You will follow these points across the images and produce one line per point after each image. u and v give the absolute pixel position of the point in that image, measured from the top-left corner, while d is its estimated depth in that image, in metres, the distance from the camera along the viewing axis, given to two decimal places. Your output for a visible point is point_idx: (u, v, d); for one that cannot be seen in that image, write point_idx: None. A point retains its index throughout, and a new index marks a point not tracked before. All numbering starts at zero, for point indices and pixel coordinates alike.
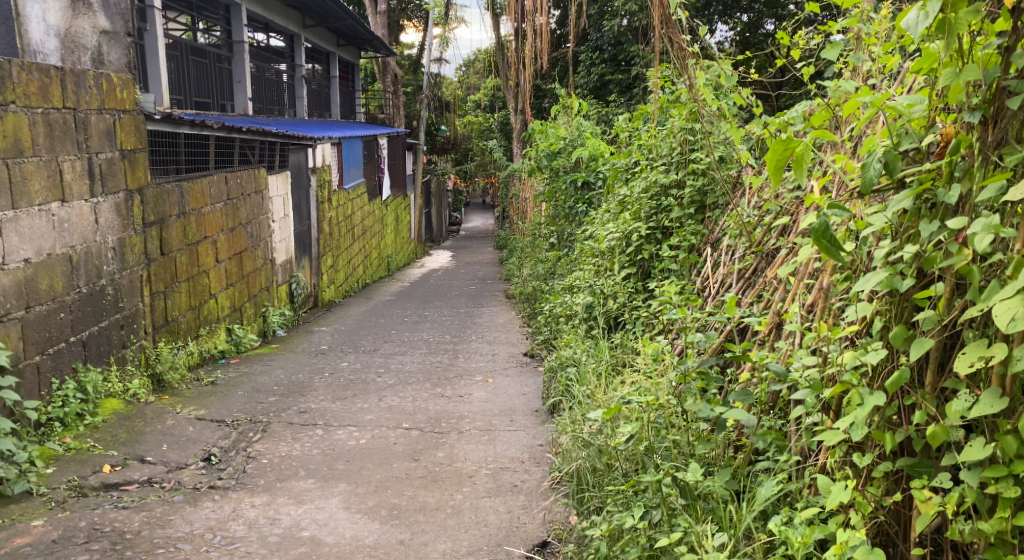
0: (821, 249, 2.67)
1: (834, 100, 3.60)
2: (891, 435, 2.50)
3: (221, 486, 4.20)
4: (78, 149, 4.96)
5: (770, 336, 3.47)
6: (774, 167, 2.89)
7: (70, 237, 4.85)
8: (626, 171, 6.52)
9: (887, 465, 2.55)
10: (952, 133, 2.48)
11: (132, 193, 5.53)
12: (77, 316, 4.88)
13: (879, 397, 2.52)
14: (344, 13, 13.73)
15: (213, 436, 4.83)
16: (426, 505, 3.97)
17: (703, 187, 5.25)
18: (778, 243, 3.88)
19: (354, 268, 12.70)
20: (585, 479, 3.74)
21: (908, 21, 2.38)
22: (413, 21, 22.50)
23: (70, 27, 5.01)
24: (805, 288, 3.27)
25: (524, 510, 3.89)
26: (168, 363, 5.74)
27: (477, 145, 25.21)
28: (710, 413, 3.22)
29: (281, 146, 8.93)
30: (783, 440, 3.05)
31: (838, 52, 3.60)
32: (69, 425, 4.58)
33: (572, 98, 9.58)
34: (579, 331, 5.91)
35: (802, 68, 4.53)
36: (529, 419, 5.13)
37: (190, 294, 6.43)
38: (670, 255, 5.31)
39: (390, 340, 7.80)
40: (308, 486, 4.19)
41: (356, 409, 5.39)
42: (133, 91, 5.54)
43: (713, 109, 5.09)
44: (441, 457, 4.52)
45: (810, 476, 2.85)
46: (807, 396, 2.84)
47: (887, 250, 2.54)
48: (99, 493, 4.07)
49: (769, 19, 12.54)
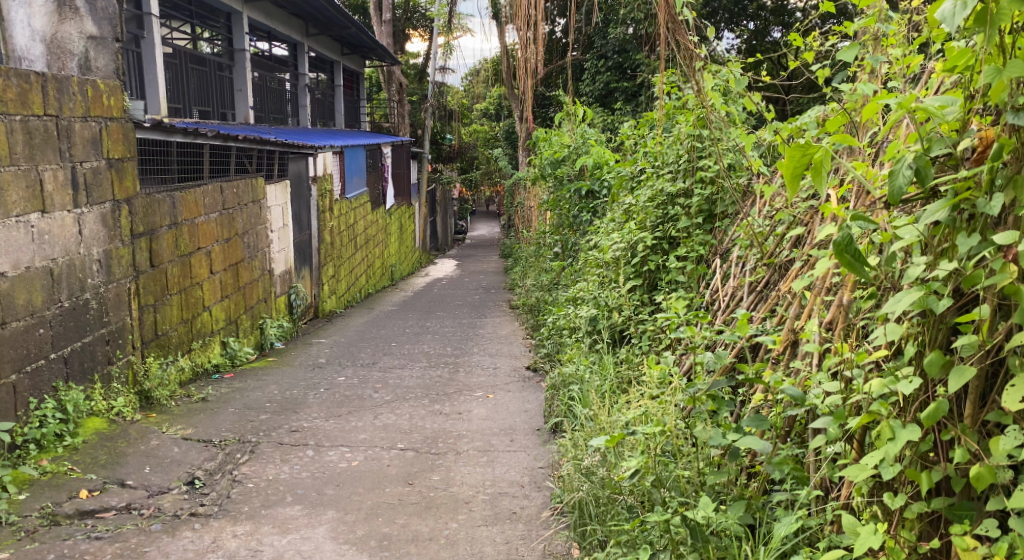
0: (845, 265, 2.46)
1: (852, 104, 3.38)
2: (927, 474, 2.29)
3: (202, 514, 3.98)
4: (61, 157, 4.74)
5: (785, 355, 3.23)
6: (791, 176, 2.66)
7: (51, 249, 4.63)
8: (632, 179, 6.28)
9: (921, 506, 2.33)
10: (993, 137, 2.26)
11: (119, 203, 5.31)
12: (58, 332, 4.65)
13: (913, 431, 2.30)
14: (347, 22, 13.53)
15: (199, 458, 4.60)
16: (419, 534, 3.75)
17: (711, 196, 5.03)
18: (793, 254, 3.67)
19: (354, 279, 12.30)
20: (587, 510, 3.50)
21: (944, 11, 2.15)
22: (419, 30, 22.40)
23: (56, 32, 4.80)
24: (823, 305, 3.06)
25: (522, 541, 3.66)
26: (156, 381, 5.53)
27: (482, 153, 25.02)
28: (721, 441, 2.96)
29: (280, 154, 8.74)
30: (802, 471, 2.84)
31: (855, 54, 3.39)
32: (45, 448, 4.37)
33: (576, 105, 9.36)
34: (582, 346, 5.68)
35: (816, 72, 4.28)
36: (530, 439, 4.89)
37: (181, 307, 6.20)
38: (678, 267, 5.08)
39: (390, 353, 7.57)
40: (295, 514, 3.97)
41: (349, 428, 5.16)
42: (121, 98, 5.33)
43: (722, 114, 4.87)
44: (436, 481, 4.29)
45: (832, 514, 2.63)
46: (830, 426, 2.61)
47: (921, 268, 2.32)
48: (72, 521, 3.86)
49: (776, 27, 12.35)
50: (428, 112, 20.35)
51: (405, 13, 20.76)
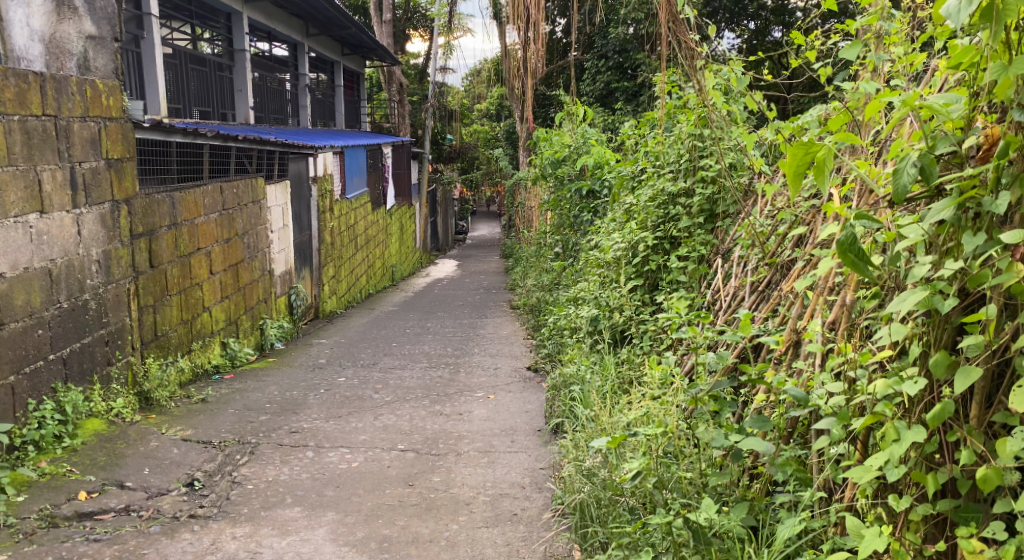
0: (848, 264, 2.43)
1: (854, 103, 3.35)
2: (933, 477, 2.26)
3: (201, 516, 3.96)
4: (59, 158, 4.71)
5: (787, 355, 3.20)
6: (794, 174, 2.64)
7: (50, 250, 4.61)
8: (633, 179, 6.26)
9: (927, 509, 2.31)
10: (999, 135, 2.24)
11: (118, 203, 5.29)
12: (57, 333, 4.63)
13: (919, 432, 2.28)
14: (347, 22, 13.49)
15: (198, 459, 4.58)
16: (419, 536, 3.72)
17: (713, 195, 5.01)
18: (795, 254, 3.64)
19: (354, 280, 12.28)
20: (588, 512, 3.48)
21: (950, 7, 2.13)
22: (420, 30, 22.41)
23: (55, 33, 4.78)
24: (826, 305, 3.03)
25: (523, 543, 3.64)
26: (156, 382, 5.51)
27: (482, 153, 24.99)
28: (724, 442, 2.94)
29: (280, 154, 8.72)
30: (805, 473, 2.82)
31: (857, 52, 3.37)
32: (44, 449, 4.35)
33: (577, 104, 9.33)
34: (583, 346, 5.66)
35: (818, 70, 4.26)
36: (531, 440, 4.87)
37: (181, 307, 6.18)
38: (679, 266, 5.06)
39: (390, 353, 7.55)
40: (295, 516, 3.95)
41: (349, 429, 5.14)
42: (120, 98, 5.30)
43: (723, 113, 4.85)
44: (437, 482, 4.27)
45: (836, 516, 2.61)
46: (833, 427, 2.58)
47: (927, 268, 2.30)
48: (71, 523, 3.84)
49: (777, 27, 12.26)
50: (429, 112, 20.32)
51: (406, 13, 20.75)
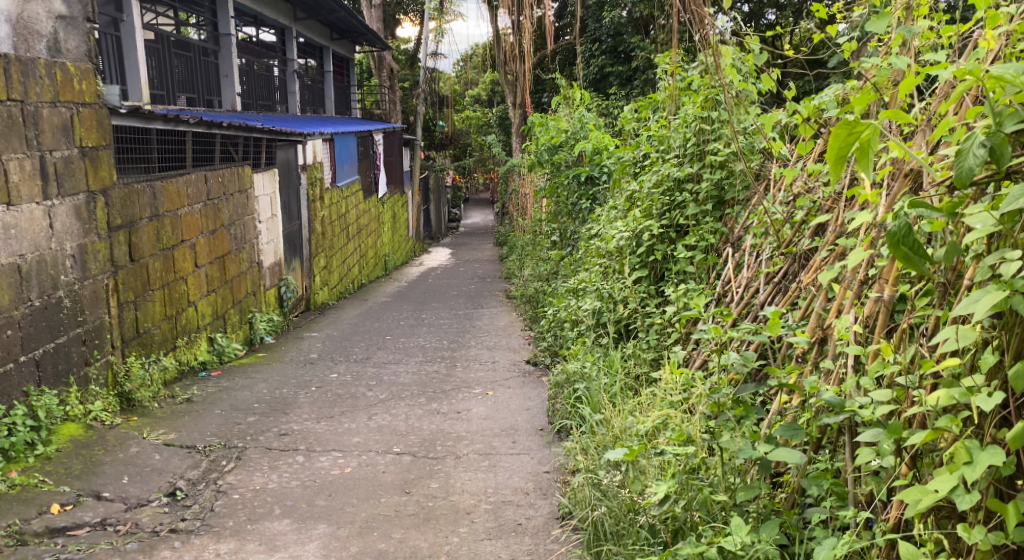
0: (902, 258, 2.20)
1: (881, 79, 3.05)
2: (1015, 505, 2.05)
3: (183, 530, 3.69)
4: (27, 145, 4.41)
5: (815, 354, 2.92)
6: (834, 158, 2.37)
7: (19, 245, 4.32)
8: (634, 165, 5.96)
9: (1001, 538, 2.09)
10: None
11: (94, 195, 4.98)
12: (28, 333, 4.35)
13: (996, 454, 2.07)
14: (337, 5, 13.07)
15: (182, 465, 4.32)
16: (417, 551, 3.47)
17: (721, 181, 4.74)
18: (817, 243, 3.38)
19: (347, 270, 11.99)
20: (603, 529, 3.21)
21: None
22: (409, 14, 22.01)
23: (23, 12, 4.42)
24: (859, 299, 2.77)
25: (530, 557, 3.39)
26: (138, 381, 5.21)
27: (475, 140, 24.66)
28: (752, 454, 2.69)
29: (267, 142, 8.34)
30: (842, 486, 2.61)
31: (885, 23, 3.11)
32: (15, 458, 4.06)
33: (572, 88, 9.01)
34: (588, 340, 5.38)
35: (842, 47, 3.88)
36: (533, 440, 4.60)
37: (164, 303, 5.88)
38: (686, 256, 4.80)
39: (384, 347, 7.28)
40: (283, 529, 3.68)
41: (341, 431, 4.86)
42: (93, 82, 4.99)
43: (734, 92, 4.54)
44: (435, 488, 4.01)
45: (884, 539, 2.37)
46: (882, 440, 2.35)
47: (1014, 263, 2.05)
48: (41, 540, 3.56)
49: (771, 8, 12.05)
50: (422, 97, 19.96)
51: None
